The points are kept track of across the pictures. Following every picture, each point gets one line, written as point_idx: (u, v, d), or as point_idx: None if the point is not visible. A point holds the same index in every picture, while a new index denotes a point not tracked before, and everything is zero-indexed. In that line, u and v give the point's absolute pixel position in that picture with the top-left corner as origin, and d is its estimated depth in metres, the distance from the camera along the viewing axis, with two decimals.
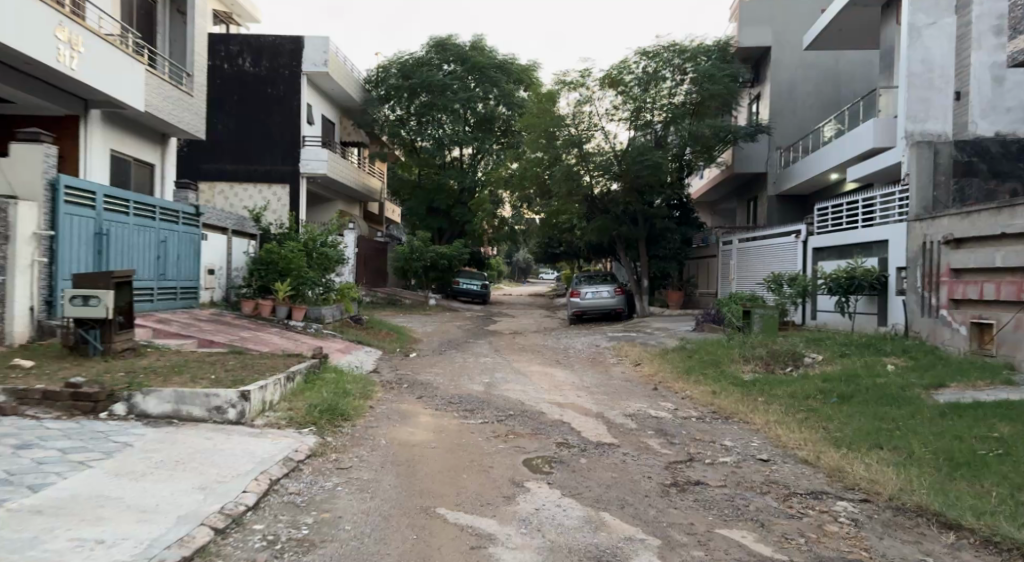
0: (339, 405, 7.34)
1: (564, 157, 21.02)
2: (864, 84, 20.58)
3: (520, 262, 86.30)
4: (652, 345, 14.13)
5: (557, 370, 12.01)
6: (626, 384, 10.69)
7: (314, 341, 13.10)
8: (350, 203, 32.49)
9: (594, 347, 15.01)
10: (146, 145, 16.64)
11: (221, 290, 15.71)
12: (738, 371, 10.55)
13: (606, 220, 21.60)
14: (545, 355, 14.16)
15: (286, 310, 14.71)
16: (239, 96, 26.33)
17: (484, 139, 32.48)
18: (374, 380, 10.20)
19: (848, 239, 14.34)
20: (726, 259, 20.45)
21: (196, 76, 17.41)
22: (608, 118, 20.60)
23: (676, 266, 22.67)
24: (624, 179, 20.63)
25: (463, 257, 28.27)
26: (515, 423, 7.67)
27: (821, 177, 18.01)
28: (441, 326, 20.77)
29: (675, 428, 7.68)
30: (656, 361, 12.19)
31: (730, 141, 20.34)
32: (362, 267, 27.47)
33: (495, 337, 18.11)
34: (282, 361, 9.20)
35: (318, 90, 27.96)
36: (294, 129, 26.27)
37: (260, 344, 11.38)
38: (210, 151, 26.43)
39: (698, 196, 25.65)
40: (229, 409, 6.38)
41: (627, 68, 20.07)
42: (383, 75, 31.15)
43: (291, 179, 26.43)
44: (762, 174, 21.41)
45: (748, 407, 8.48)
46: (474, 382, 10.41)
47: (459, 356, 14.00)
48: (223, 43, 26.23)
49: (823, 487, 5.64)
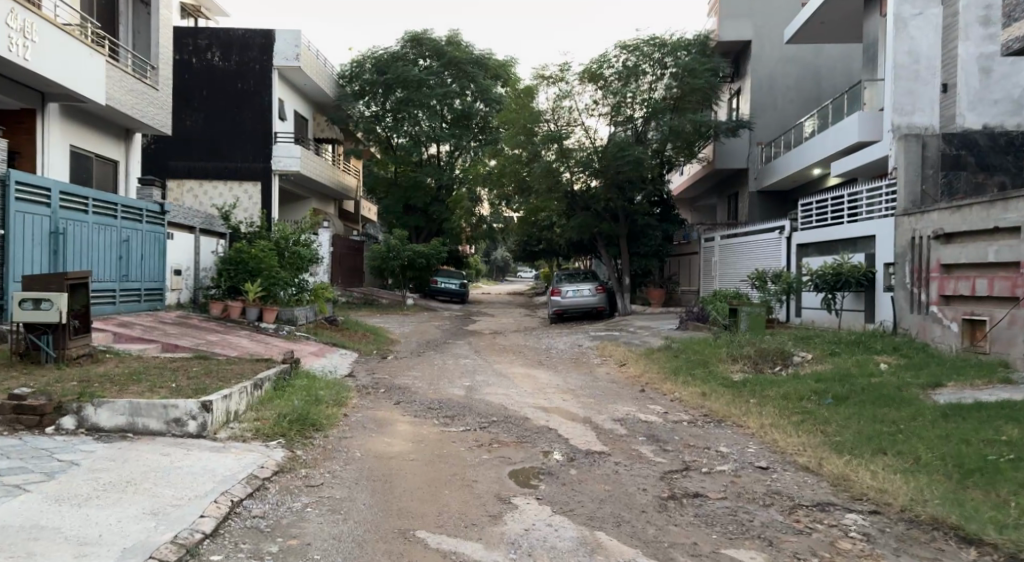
0: (310, 414, 6.86)
1: (542, 155, 20.60)
2: (843, 79, 20.49)
3: (498, 260, 85.88)
4: (636, 345, 13.79)
5: (539, 371, 11.60)
6: (612, 386, 10.32)
7: (287, 344, 12.57)
8: (324, 200, 31.82)
9: (577, 348, 14.63)
10: (109, 141, 15.93)
11: (188, 291, 15.09)
12: (727, 372, 10.24)
13: (587, 216, 21.35)
14: (527, 356, 13.77)
15: (256, 313, 14.16)
16: (209, 91, 25.55)
17: (461, 136, 32.01)
18: (349, 385, 9.72)
19: (833, 235, 14.14)
20: (708, 257, 20.23)
21: (161, 69, 16.72)
22: (588, 113, 20.36)
23: (658, 263, 22.40)
24: (604, 176, 20.26)
25: (441, 255, 27.78)
26: (499, 431, 7.26)
27: (804, 172, 17.83)
28: (419, 327, 20.28)
29: (667, 433, 7.31)
30: (641, 362, 11.84)
31: (711, 136, 20.08)
32: (337, 267, 26.84)
33: (475, 337, 17.67)
34: (250, 366, 8.67)
35: (291, 86, 27.29)
36: (266, 125, 25.57)
37: (228, 349, 10.83)
38: (179, 147, 25.61)
39: (678, 192, 25.45)
40: (189, 422, 5.86)
41: (607, 61, 19.74)
42: (358, 70, 30.51)
43: (264, 177, 25.72)
44: (743, 170, 21.23)
45: (740, 409, 8.15)
46: (454, 385, 9.97)
47: (438, 358, 13.55)
48: (191, 36, 25.44)
49: (830, 498, 5.29)
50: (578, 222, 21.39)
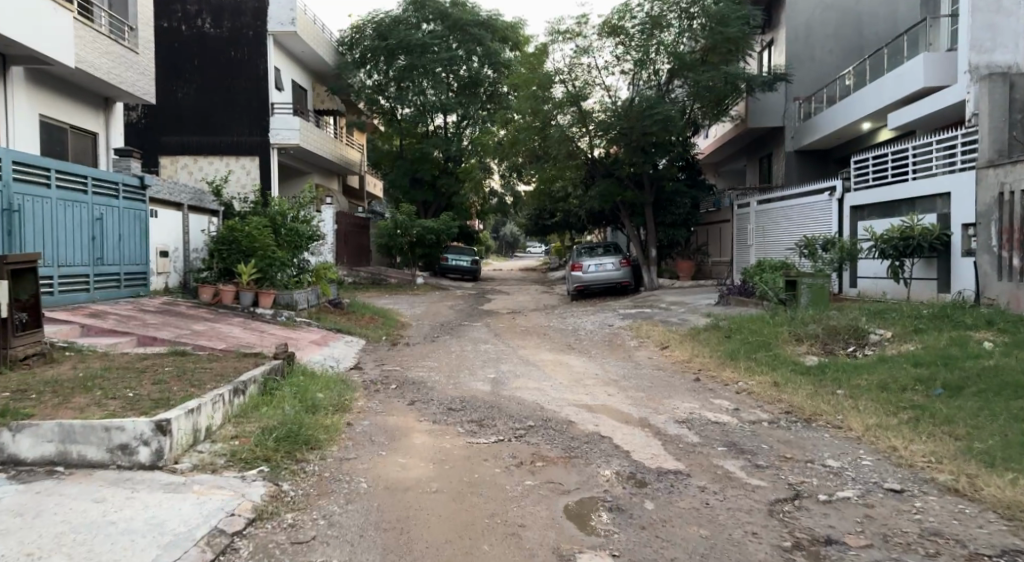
0: (302, 428, 5.42)
1: (555, 120, 19.32)
2: (888, 25, 18.63)
3: (507, 233, 84.37)
4: (676, 325, 12.28)
5: (572, 359, 10.11)
6: (660, 375, 8.86)
7: (285, 333, 11.16)
8: (327, 176, 30.27)
9: (608, 328, 13.15)
10: (86, 111, 14.41)
11: (176, 275, 13.71)
12: (796, 356, 8.76)
13: (609, 184, 19.69)
14: (553, 339, 12.31)
15: (251, 297, 12.60)
16: (200, 61, 23.95)
17: (469, 104, 30.29)
18: (354, 382, 8.28)
19: (896, 194, 12.51)
20: (741, 225, 18.62)
21: (141, 31, 15.12)
22: (607, 71, 18.73)
23: (686, 233, 20.81)
24: (627, 141, 18.61)
25: (452, 230, 26.24)
26: (541, 441, 5.82)
27: (850, 128, 16.15)
28: (431, 307, 18.87)
29: (750, 440, 5.84)
30: (690, 344, 10.34)
31: (745, 91, 18.30)
32: (342, 245, 25.35)
33: (492, 318, 16.23)
34: (235, 364, 7.22)
35: (286, 53, 25.58)
36: (262, 96, 23.96)
37: (216, 341, 9.42)
38: (170, 122, 24.11)
39: (703, 157, 23.75)
40: (139, 449, 4.43)
41: (629, 12, 18.02)
42: (358, 36, 28.81)
43: (261, 151, 24.16)
44: (778, 129, 19.53)
45: (831, 405, 6.67)
46: (477, 379, 8.51)
47: (454, 343, 12.15)
48: (179, 2, 23.76)
49: (1015, 543, 3.83)
50: (598, 191, 19.73)
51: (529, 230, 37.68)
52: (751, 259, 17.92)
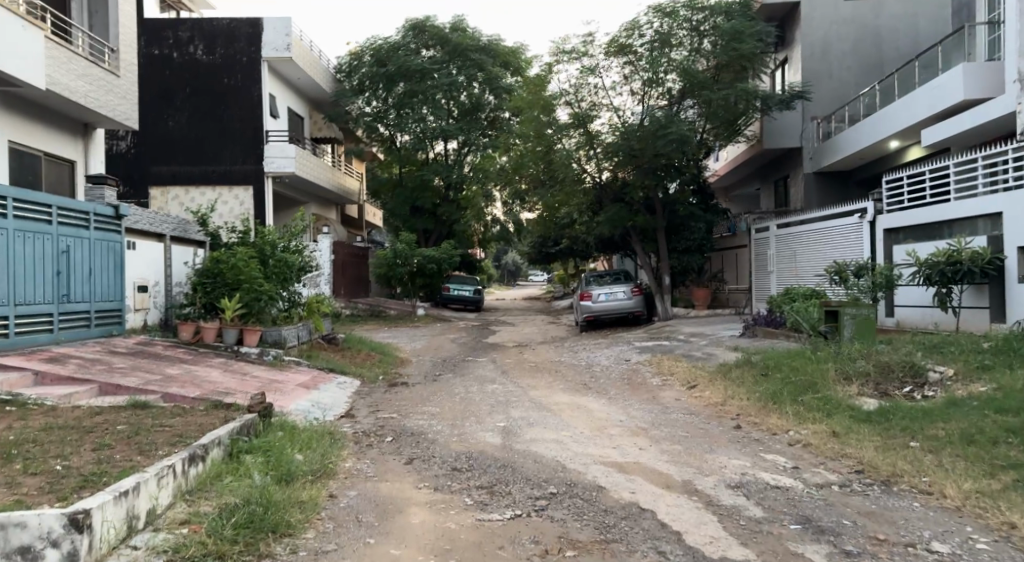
0: (271, 508, 4.33)
1: (559, 144, 18.64)
2: (908, 40, 17.81)
3: (508, 261, 83.73)
4: (701, 360, 11.19)
5: (591, 401, 9.01)
6: (694, 421, 7.78)
7: (270, 375, 10.08)
8: (324, 205, 29.43)
9: (625, 364, 12.06)
10: (62, 138, 13.52)
11: (157, 311, 12.73)
12: (850, 400, 7.68)
13: (618, 210, 18.75)
14: (567, 377, 11.22)
15: (235, 335, 11.53)
16: (192, 88, 23.23)
17: (470, 130, 29.54)
18: (343, 435, 7.19)
19: (936, 215, 11.51)
20: (760, 250, 17.61)
21: (122, 53, 14.27)
22: (614, 92, 17.92)
23: (701, 259, 19.85)
24: (637, 164, 17.71)
25: (453, 259, 25.22)
26: (568, 516, 4.73)
27: (876, 147, 15.20)
28: (433, 341, 17.80)
29: (826, 515, 4.74)
30: (722, 383, 9.25)
31: (761, 111, 17.39)
32: (339, 276, 24.35)
33: (498, 353, 15.15)
34: (200, 419, 6.12)
35: (282, 80, 24.81)
36: (256, 123, 23.17)
37: (190, 388, 8.34)
38: (161, 151, 23.33)
39: (715, 180, 22.86)
40: (44, 553, 3.35)
41: (637, 29, 17.20)
42: (356, 63, 28.33)
43: (254, 180, 23.29)
44: (795, 150, 18.61)
45: (911, 464, 5.59)
46: (485, 429, 7.41)
47: (458, 382, 11.06)
48: (171, 28, 23.10)
49: None
50: (607, 216, 18.78)
51: (532, 258, 36.76)
52: (772, 286, 16.89)
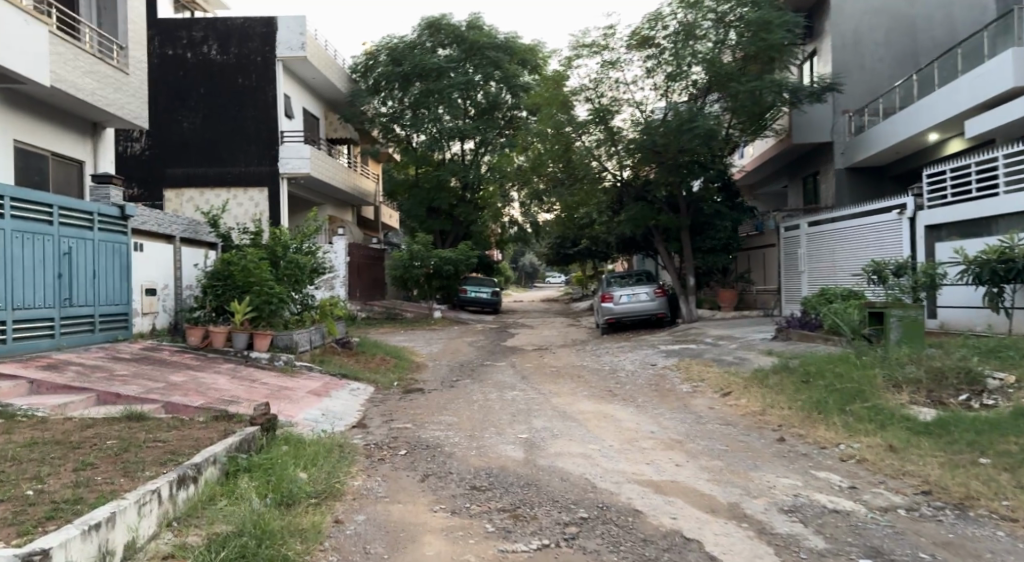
0: (266, 540, 3.82)
1: (579, 142, 18.12)
2: (944, 30, 17.04)
3: (525, 264, 83.14)
4: (733, 365, 10.56)
5: (619, 410, 8.43)
6: (732, 432, 7.18)
7: (280, 382, 9.61)
8: (340, 207, 29.08)
9: (652, 369, 11.45)
10: (71, 137, 13.20)
11: (165, 315, 12.34)
12: (904, 410, 7.05)
13: (640, 209, 18.16)
14: (590, 382, 10.65)
15: (245, 339, 10.98)
16: (206, 88, 22.95)
17: (486, 129, 29.08)
18: (355, 448, 6.69)
19: (984, 210, 10.81)
20: (790, 249, 16.93)
21: (131, 50, 13.92)
22: (636, 87, 17.34)
23: (728, 259, 19.15)
24: (661, 161, 17.15)
25: (471, 261, 24.70)
26: (603, 546, 4.18)
27: (914, 141, 14.49)
28: (450, 344, 17.30)
29: (899, 547, 4.14)
30: (759, 391, 8.64)
31: (790, 105, 16.72)
32: (355, 278, 23.89)
33: (517, 357, 14.60)
34: (197, 433, 5.63)
35: (297, 80, 24.51)
36: (270, 124, 22.84)
37: (194, 397, 7.89)
38: (175, 153, 23.08)
39: (739, 178, 22.16)
40: None
41: (660, 21, 16.63)
42: (371, 62, 27.87)
43: (269, 181, 22.97)
44: (825, 145, 17.90)
45: (988, 485, 4.97)
46: (506, 441, 6.87)
47: (476, 388, 10.53)
48: (185, 28, 22.83)
49: None
50: (630, 214, 18.21)
51: (550, 259, 36.18)
52: (803, 287, 16.19)
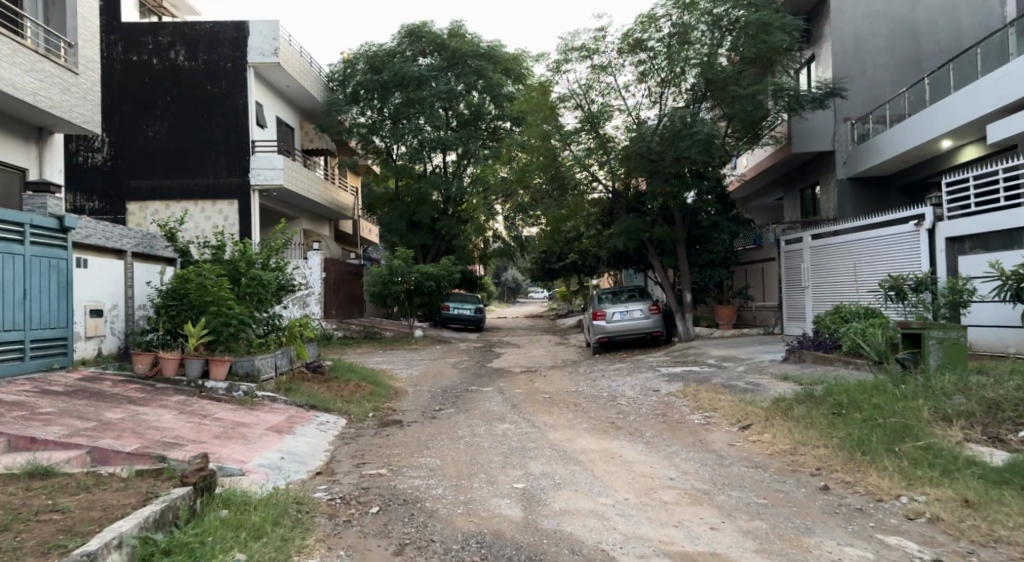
0: None
1: (568, 151, 17.16)
2: (948, 34, 16.28)
3: (509, 279, 82.10)
4: (747, 393, 9.49)
5: (627, 449, 7.32)
6: (766, 480, 6.10)
7: (236, 418, 8.39)
8: (316, 220, 27.85)
9: (655, 396, 10.36)
10: (13, 143, 11.99)
11: (113, 338, 11.08)
12: (966, 451, 5.99)
13: (633, 222, 17.18)
14: (589, 413, 9.52)
15: (200, 366, 9.75)
16: (173, 96, 21.74)
17: (469, 140, 27.99)
18: (316, 505, 5.52)
19: (1016, 220, 9.96)
20: (792, 264, 16.01)
21: (81, 49, 12.73)
22: (628, 93, 16.40)
23: (725, 273, 18.19)
24: (655, 171, 16.23)
25: (453, 276, 23.54)
26: None
27: (924, 148, 13.65)
28: (432, 366, 16.12)
29: None
30: (787, 427, 7.55)
31: (791, 111, 15.86)
32: (332, 295, 22.64)
33: (505, 381, 13.46)
34: (109, 499, 4.45)
35: (270, 88, 23.33)
36: (241, 133, 21.64)
37: (128, 441, 6.67)
38: (139, 164, 21.80)
39: (733, 190, 21.31)
40: None
41: (653, 23, 15.72)
42: (349, 71, 26.85)
43: (239, 194, 21.72)
44: (825, 154, 17.05)
45: None
46: (500, 494, 5.73)
47: (461, 420, 9.37)
48: (150, 33, 21.63)
49: None
50: (622, 227, 17.25)
51: (535, 275, 35.10)
52: (808, 304, 15.23)
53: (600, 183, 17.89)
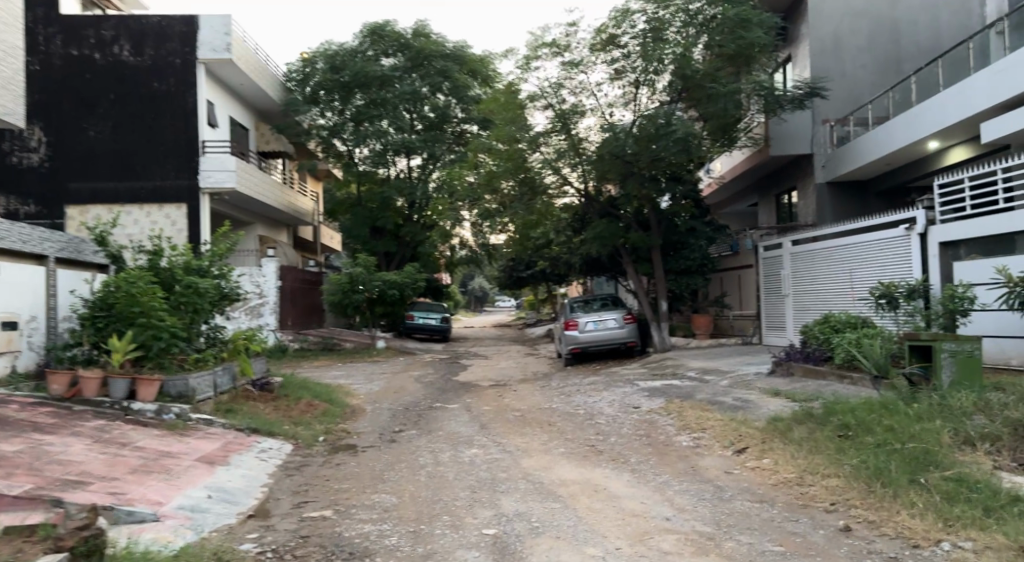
0: None
1: (539, 152, 16.33)
2: (928, 35, 15.90)
3: (475, 288, 81.60)
4: (738, 411, 8.69)
5: (612, 479, 6.41)
6: (779, 519, 5.23)
7: (162, 447, 7.27)
8: (273, 226, 26.55)
9: (636, 414, 9.49)
10: None
11: (29, 354, 9.82)
12: (1004, 482, 5.21)
13: (606, 227, 16.39)
14: (565, 434, 8.61)
15: (125, 387, 8.58)
16: (117, 93, 20.31)
17: (434, 144, 27.03)
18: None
19: (1015, 223, 9.33)
20: (772, 270, 15.37)
21: None
22: (598, 92, 15.66)
23: (702, 281, 17.49)
24: (630, 173, 15.48)
25: (417, 284, 22.47)
26: None
27: (910, 148, 13.12)
28: (394, 380, 15.08)
29: None
30: (791, 453, 6.73)
31: (770, 112, 15.25)
32: (288, 304, 21.39)
33: (472, 396, 12.50)
34: None
35: (222, 86, 22.07)
36: (190, 133, 20.35)
37: (17, 481, 5.52)
38: (79, 165, 20.28)
39: (706, 195, 20.75)
40: None
41: (626, 19, 15.02)
42: (308, 70, 25.51)
43: (189, 197, 20.41)
44: (803, 158, 16.50)
45: None
46: (467, 543, 4.76)
47: (423, 444, 8.37)
48: (92, 26, 20.20)
49: None
50: (596, 232, 16.44)
51: (503, 283, 34.25)
52: (789, 312, 14.60)
53: (571, 187, 17.06)
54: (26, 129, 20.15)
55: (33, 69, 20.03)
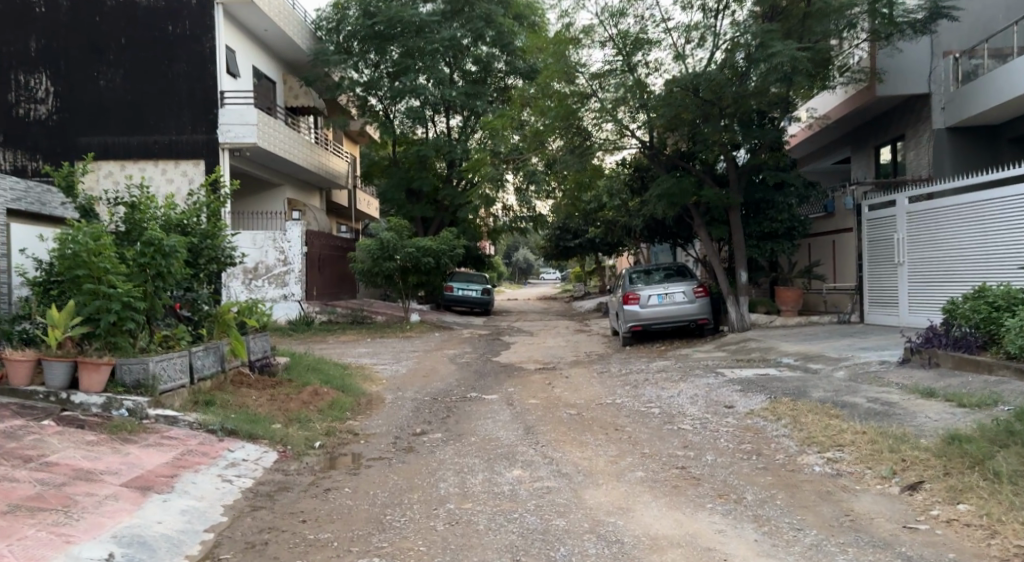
0: None
1: (596, 94, 13.89)
2: None
3: (520, 259, 79.85)
4: (882, 420, 6.31)
5: (735, 540, 4.12)
6: None
7: (84, 463, 5.19)
8: (303, 189, 24.67)
9: (732, 418, 7.13)
10: None
11: None
12: None
13: (676, 182, 13.86)
14: (641, 446, 6.33)
15: (65, 373, 6.67)
16: (128, 37, 18.37)
17: (476, 96, 24.34)
18: None
19: None
20: (880, 235, 12.71)
21: None
22: (667, 20, 13.04)
23: (788, 248, 14.90)
24: (707, 115, 12.85)
25: (456, 252, 20.12)
26: None
27: None
28: (424, 360, 12.97)
29: None
30: (1013, 507, 4.31)
31: (886, 39, 12.40)
32: (315, 273, 19.37)
33: (515, 383, 10.28)
34: None
35: (245, 31, 20.09)
36: (208, 82, 18.40)
37: None
38: (88, 117, 18.44)
39: (793, 144, 18.09)
40: None
41: None
42: (340, 16, 23.40)
43: (206, 152, 18.49)
44: (917, 98, 13.67)
45: None
46: None
47: (449, 456, 6.22)
48: None
49: None
50: (663, 188, 13.89)
51: (548, 254, 31.97)
52: (904, 287, 11.97)
53: (632, 137, 14.53)
54: (32, 79, 18.39)
55: (39, 12, 18.32)
